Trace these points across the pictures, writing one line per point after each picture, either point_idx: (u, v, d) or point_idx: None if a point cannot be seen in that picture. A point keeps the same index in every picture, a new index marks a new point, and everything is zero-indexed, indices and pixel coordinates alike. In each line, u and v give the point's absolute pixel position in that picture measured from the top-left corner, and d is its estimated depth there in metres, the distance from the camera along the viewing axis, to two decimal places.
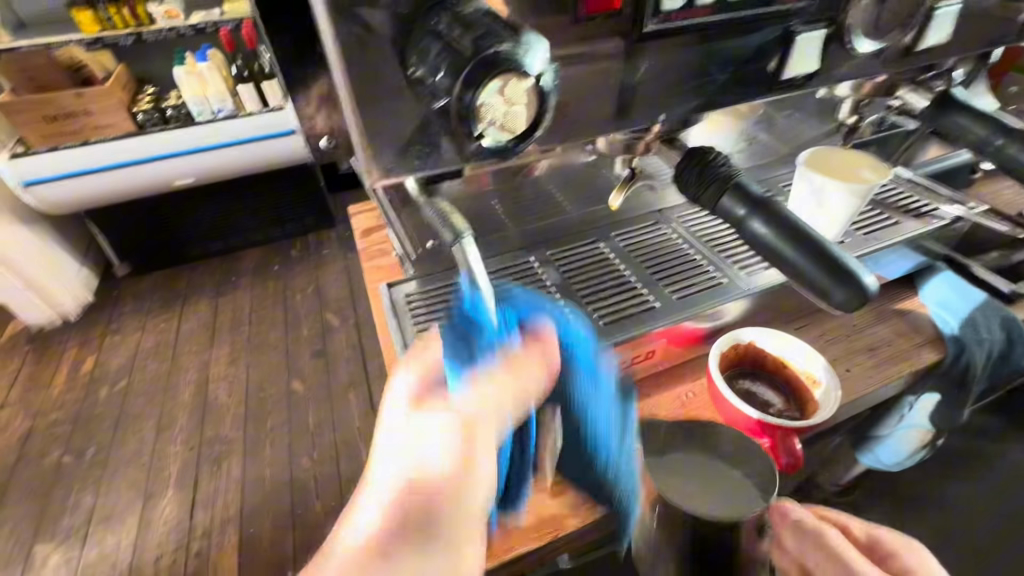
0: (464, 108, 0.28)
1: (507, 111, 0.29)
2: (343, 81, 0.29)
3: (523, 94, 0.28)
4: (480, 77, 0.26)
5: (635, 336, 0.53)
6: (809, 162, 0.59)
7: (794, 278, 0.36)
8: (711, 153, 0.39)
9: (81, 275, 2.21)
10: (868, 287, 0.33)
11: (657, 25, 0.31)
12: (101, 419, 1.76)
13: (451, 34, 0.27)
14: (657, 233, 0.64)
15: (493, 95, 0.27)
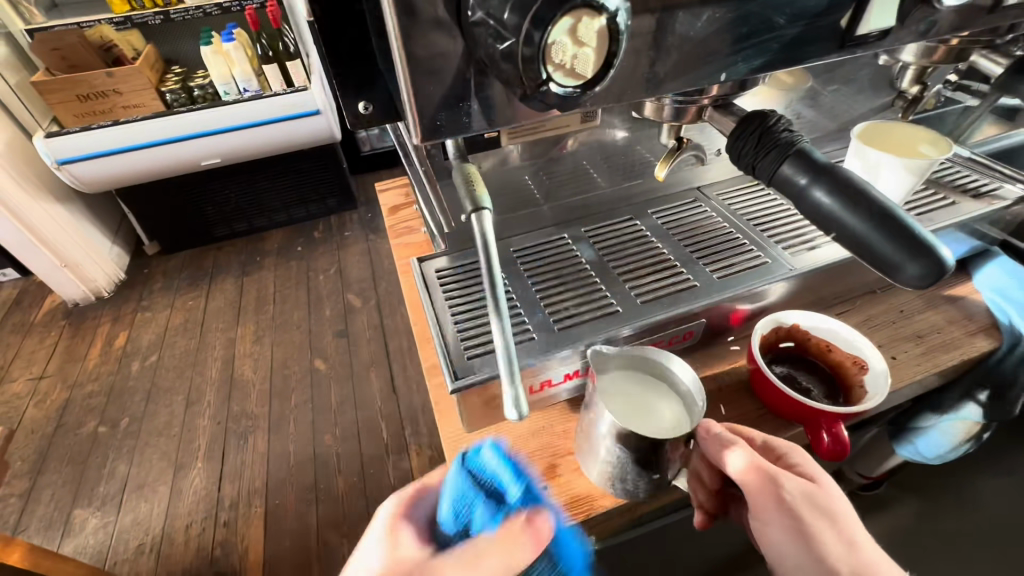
0: (529, 49, 0.24)
1: (576, 53, 0.25)
2: (392, 24, 0.27)
3: (595, 37, 0.25)
4: (552, 12, 0.23)
5: (672, 316, 0.51)
6: (865, 136, 0.56)
7: (855, 248, 0.34)
8: (770, 118, 0.37)
9: (113, 253, 2.27)
10: (943, 262, 0.32)
11: None
12: (134, 391, 1.82)
13: None
14: (696, 211, 0.61)
15: (562, 37, 0.24)
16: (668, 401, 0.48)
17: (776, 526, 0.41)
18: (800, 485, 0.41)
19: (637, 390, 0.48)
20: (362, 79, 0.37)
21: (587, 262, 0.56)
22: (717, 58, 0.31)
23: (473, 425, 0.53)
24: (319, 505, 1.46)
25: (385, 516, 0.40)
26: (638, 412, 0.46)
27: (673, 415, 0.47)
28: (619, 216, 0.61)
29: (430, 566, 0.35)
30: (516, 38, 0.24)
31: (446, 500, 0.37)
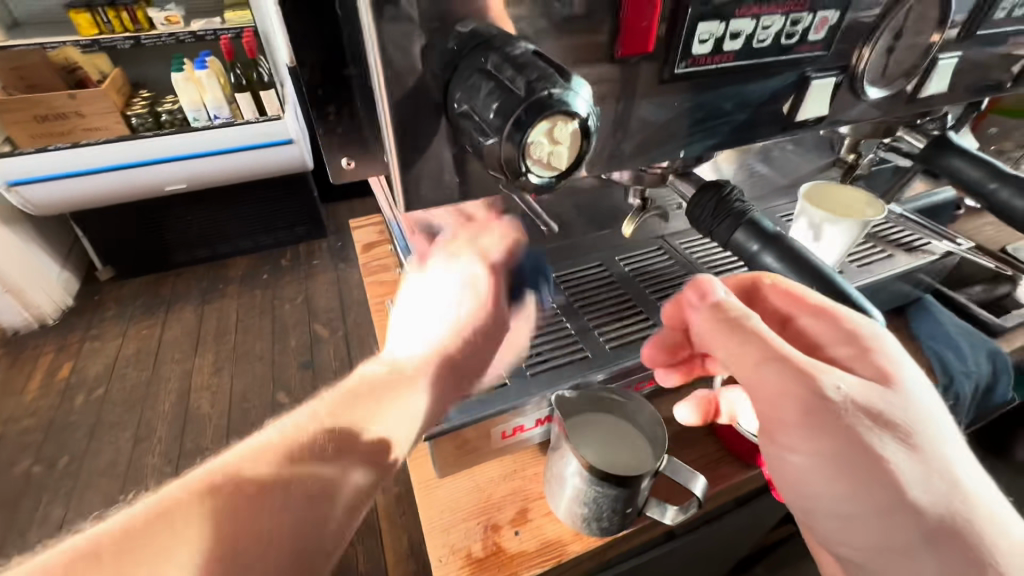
0: (509, 149, 0.25)
1: (552, 150, 0.27)
2: (387, 111, 0.29)
3: (570, 136, 0.26)
4: (531, 119, 0.24)
5: (639, 362, 0.53)
6: (809, 195, 0.61)
7: None
8: (726, 188, 0.41)
9: (62, 278, 2.17)
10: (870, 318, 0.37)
11: (685, 67, 0.31)
12: (76, 427, 1.73)
13: (504, 75, 0.25)
14: (661, 259, 0.65)
15: (539, 138, 0.26)
16: (630, 444, 0.49)
17: (820, 450, 0.33)
18: (847, 387, 0.33)
19: (603, 434, 0.49)
20: (343, 136, 0.39)
21: (557, 307, 0.58)
22: (676, 135, 0.35)
23: (445, 472, 0.53)
24: None
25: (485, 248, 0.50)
26: (604, 456, 0.48)
27: (642, 460, 0.47)
28: (589, 262, 0.64)
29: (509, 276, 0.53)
30: (497, 138, 0.25)
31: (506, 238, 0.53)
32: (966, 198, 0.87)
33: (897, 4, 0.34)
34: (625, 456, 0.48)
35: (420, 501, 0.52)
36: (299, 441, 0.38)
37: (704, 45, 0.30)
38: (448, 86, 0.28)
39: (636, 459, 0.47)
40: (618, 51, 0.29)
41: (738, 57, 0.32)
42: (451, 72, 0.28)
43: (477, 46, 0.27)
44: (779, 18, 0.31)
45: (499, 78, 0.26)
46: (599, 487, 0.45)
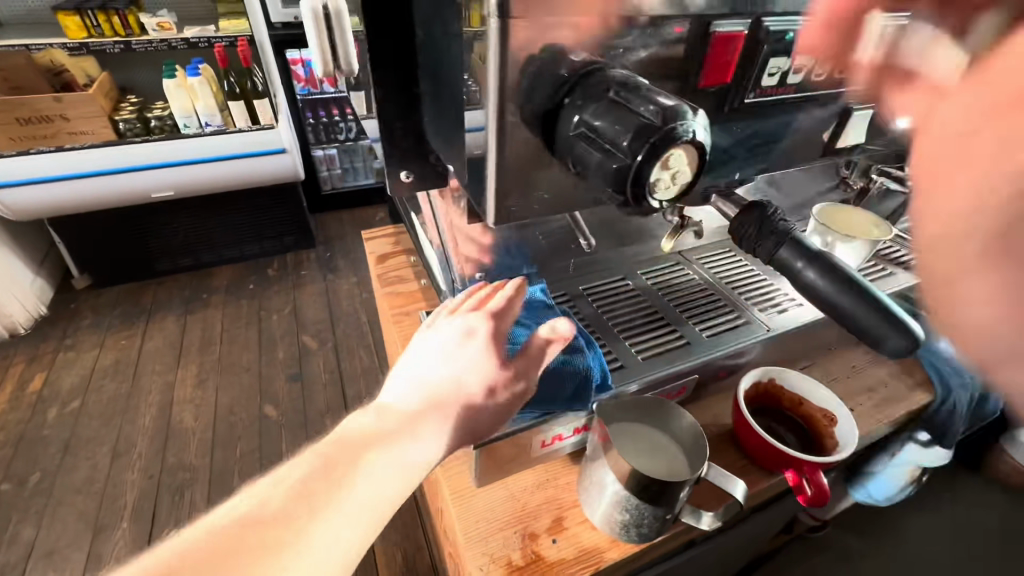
0: (641, 175, 0.26)
1: (670, 174, 0.28)
2: (495, 124, 0.28)
3: (687, 164, 0.28)
4: (665, 148, 0.26)
5: (671, 373, 0.55)
6: (820, 216, 0.65)
7: (845, 324, 0.40)
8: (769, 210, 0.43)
9: (35, 285, 2.08)
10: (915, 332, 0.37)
11: (754, 97, 0.34)
12: (48, 442, 1.66)
13: (633, 102, 0.27)
14: (682, 275, 0.67)
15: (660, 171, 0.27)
16: (665, 453, 0.50)
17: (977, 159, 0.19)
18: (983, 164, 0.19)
19: (645, 443, 0.50)
20: (405, 149, 0.40)
21: (587, 319, 0.60)
22: (727, 162, 0.37)
23: (483, 481, 0.53)
24: None
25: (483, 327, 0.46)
26: (644, 461, 0.49)
27: (680, 467, 0.49)
28: (612, 275, 0.66)
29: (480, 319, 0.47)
30: (630, 162, 0.26)
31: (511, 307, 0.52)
32: None
33: None
34: (663, 463, 0.49)
35: (457, 509, 0.53)
36: (271, 517, 0.30)
37: (771, 78, 0.33)
38: (554, 116, 0.28)
39: (674, 468, 0.49)
40: (701, 82, 0.32)
41: (796, 90, 0.35)
42: (561, 100, 0.28)
43: (595, 75, 0.28)
44: None
45: (623, 108, 0.27)
46: (639, 494, 0.46)
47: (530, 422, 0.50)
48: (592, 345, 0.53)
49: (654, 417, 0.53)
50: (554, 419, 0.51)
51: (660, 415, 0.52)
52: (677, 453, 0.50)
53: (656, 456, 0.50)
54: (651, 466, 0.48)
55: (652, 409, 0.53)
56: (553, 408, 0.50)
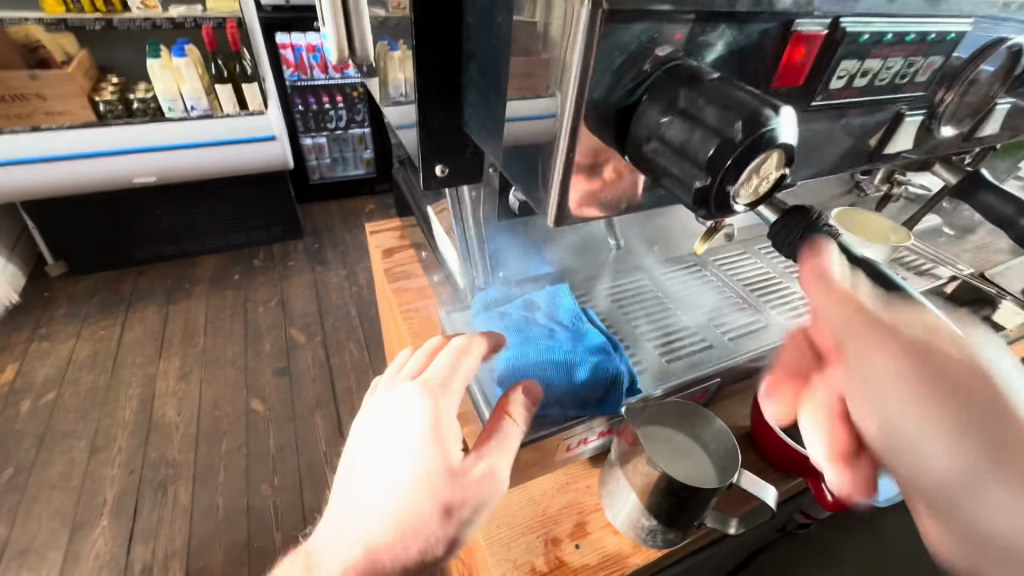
0: (725, 187, 0.24)
1: (756, 186, 0.26)
2: (567, 119, 0.26)
3: (775, 170, 0.26)
4: (752, 159, 0.24)
5: (698, 376, 0.54)
6: (838, 220, 0.65)
7: None
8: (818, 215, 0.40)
9: (7, 272, 2.00)
10: None
11: (821, 100, 0.33)
12: (22, 436, 1.60)
13: (709, 107, 0.25)
14: (703, 278, 0.67)
15: (753, 172, 0.25)
16: (693, 460, 0.48)
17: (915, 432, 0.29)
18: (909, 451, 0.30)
19: (673, 443, 0.49)
20: (444, 143, 0.39)
21: (611, 320, 0.59)
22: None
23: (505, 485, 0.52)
24: (251, 563, 1.36)
25: (424, 406, 0.41)
26: (666, 460, 0.47)
27: (704, 467, 0.48)
28: (631, 275, 0.65)
29: (424, 395, 0.42)
30: (716, 175, 0.24)
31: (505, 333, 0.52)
32: (971, 226, 0.92)
33: (981, 54, 0.37)
34: (685, 469, 0.47)
35: None
36: None
37: (839, 81, 0.33)
38: (631, 113, 0.27)
39: (701, 470, 0.47)
40: (774, 84, 0.31)
41: (861, 93, 0.35)
42: (639, 97, 0.27)
43: (677, 71, 0.26)
44: (900, 60, 0.35)
45: (704, 117, 0.25)
46: (669, 502, 0.45)
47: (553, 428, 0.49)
48: (617, 346, 0.53)
49: (676, 417, 0.51)
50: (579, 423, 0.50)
51: (683, 416, 0.51)
52: (699, 454, 0.49)
53: (679, 458, 0.48)
54: (678, 470, 0.46)
55: (676, 412, 0.51)
56: (578, 411, 0.49)
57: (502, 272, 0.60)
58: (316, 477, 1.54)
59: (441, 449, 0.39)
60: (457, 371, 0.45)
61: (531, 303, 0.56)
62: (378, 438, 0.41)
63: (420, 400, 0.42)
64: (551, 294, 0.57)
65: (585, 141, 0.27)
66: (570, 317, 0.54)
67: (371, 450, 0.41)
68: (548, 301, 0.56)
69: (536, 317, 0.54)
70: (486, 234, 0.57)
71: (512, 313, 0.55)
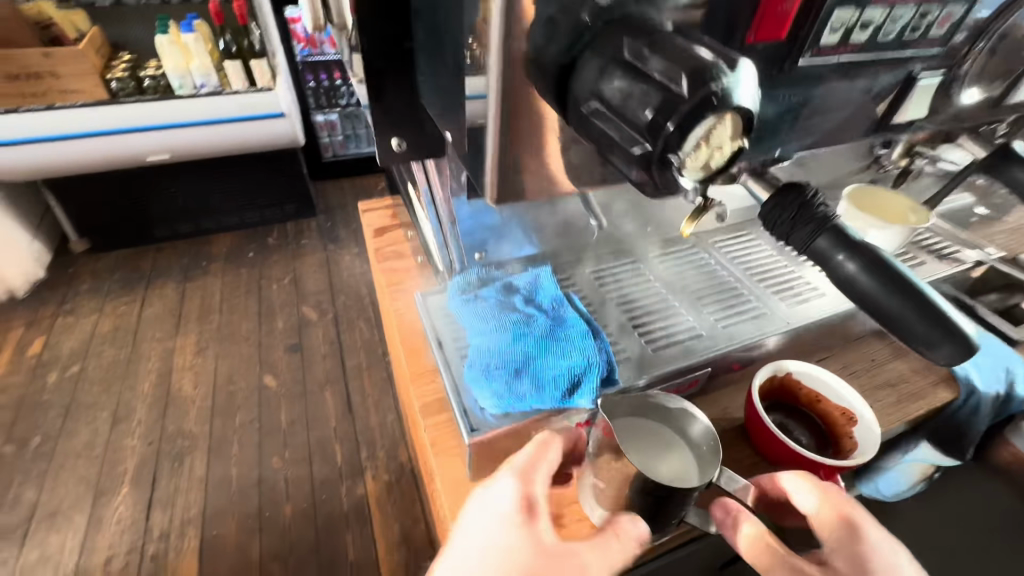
0: (664, 154, 0.22)
1: (706, 156, 0.24)
2: (495, 81, 0.25)
3: (729, 138, 0.23)
4: (697, 120, 0.21)
5: (684, 365, 0.51)
6: (852, 198, 0.60)
7: (895, 332, 0.34)
8: (810, 192, 0.36)
9: (34, 249, 2.06)
10: (971, 339, 0.32)
11: (810, 58, 0.30)
12: (49, 406, 1.67)
13: (651, 61, 0.22)
14: (699, 261, 0.63)
15: (699, 137, 0.22)
16: (671, 455, 0.46)
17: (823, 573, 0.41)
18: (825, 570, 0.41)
19: (651, 440, 0.46)
20: (398, 115, 0.36)
21: (595, 304, 0.56)
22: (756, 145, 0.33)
23: (477, 474, 0.51)
24: (262, 533, 1.41)
25: (515, 489, 0.41)
26: (648, 461, 0.45)
27: (683, 466, 0.45)
28: (623, 257, 0.61)
29: (513, 477, 0.42)
30: (655, 140, 0.22)
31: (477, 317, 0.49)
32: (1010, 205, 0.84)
33: (1009, 5, 0.32)
34: (670, 468, 0.45)
35: (450, 502, 0.51)
36: None
37: (831, 35, 0.29)
38: (568, 71, 0.25)
39: (681, 472, 0.45)
40: (750, 37, 0.28)
41: (859, 50, 0.31)
42: (578, 53, 0.25)
43: (621, 21, 0.24)
44: (908, 10, 0.30)
45: (648, 71, 0.23)
46: (646, 506, 0.43)
47: (523, 418, 0.44)
48: (597, 333, 0.49)
49: (656, 413, 0.48)
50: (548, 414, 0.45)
51: (664, 413, 0.48)
52: (680, 453, 0.46)
53: (657, 456, 0.46)
54: (657, 471, 0.44)
55: (656, 411, 0.48)
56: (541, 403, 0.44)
57: (478, 253, 0.57)
58: (326, 453, 1.57)
59: (527, 526, 0.40)
60: (544, 452, 0.44)
61: (510, 287, 0.53)
62: (477, 528, 0.40)
63: (510, 482, 0.42)
64: (531, 280, 0.54)
65: (519, 105, 0.25)
66: (549, 302, 0.51)
67: (470, 544, 0.40)
68: (527, 286, 0.53)
69: (513, 301, 0.51)
70: (457, 211, 0.54)
71: (487, 296, 0.51)
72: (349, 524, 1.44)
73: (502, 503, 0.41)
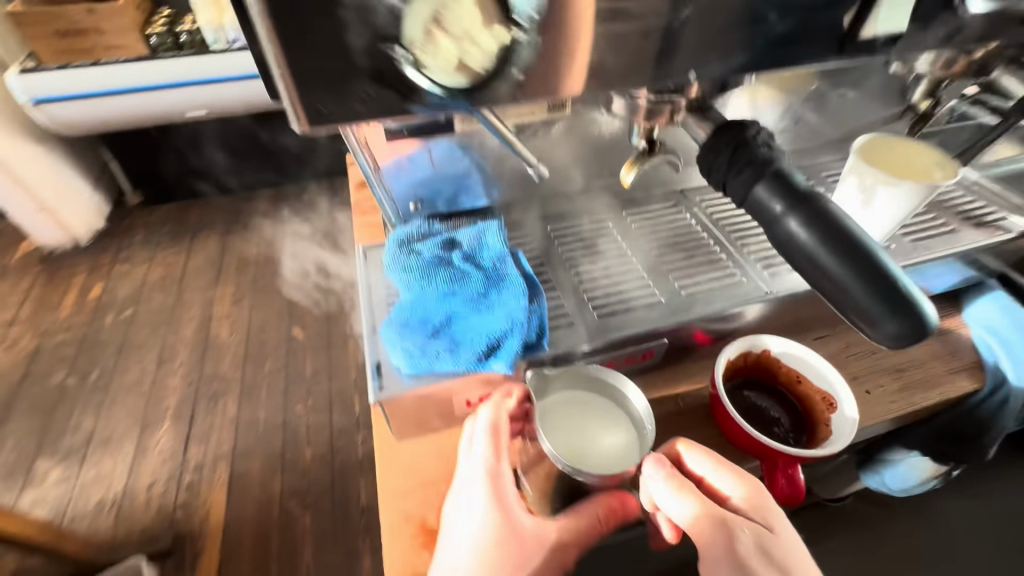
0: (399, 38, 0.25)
1: (451, 42, 0.26)
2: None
3: (472, 29, 0.26)
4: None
5: (633, 334, 0.47)
6: (865, 147, 0.50)
7: (839, 307, 0.27)
8: (753, 131, 0.30)
9: (95, 201, 2.18)
10: (928, 320, 0.25)
11: None
12: (106, 346, 1.81)
13: None
14: (678, 220, 0.57)
15: (422, 17, 0.25)
16: (617, 429, 0.44)
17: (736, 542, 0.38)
18: (750, 533, 0.38)
19: (591, 415, 0.44)
20: None
21: (549, 267, 0.51)
22: (651, 57, 0.29)
23: (406, 433, 0.49)
24: (283, 473, 1.49)
25: (486, 481, 0.42)
26: (588, 440, 0.43)
27: (619, 442, 0.43)
28: (592, 217, 0.57)
29: (485, 470, 0.42)
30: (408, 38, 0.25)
31: (408, 275, 0.46)
32: None
33: None
34: (612, 445, 0.43)
35: (378, 462, 0.48)
36: None
37: None
38: None
39: (618, 456, 0.42)
40: None
41: None
42: None
43: None
44: None
45: None
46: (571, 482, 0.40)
47: (438, 380, 0.41)
48: (536, 295, 0.45)
49: (603, 387, 0.46)
50: (465, 380, 0.42)
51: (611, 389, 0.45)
52: (620, 424, 0.44)
53: (594, 428, 0.43)
54: (586, 449, 0.42)
55: (602, 382, 0.46)
56: (457, 366, 0.41)
57: (411, 202, 0.53)
58: (347, 403, 1.63)
59: (508, 516, 0.41)
60: (505, 438, 0.44)
61: (451, 243, 0.49)
62: (457, 522, 0.42)
63: (483, 476, 0.42)
64: (478, 233, 0.50)
65: None
66: (490, 260, 0.48)
67: (453, 535, 0.42)
68: (469, 245, 0.49)
69: (450, 255, 0.48)
70: (384, 166, 0.49)
71: (421, 253, 0.48)
72: (364, 471, 1.50)
73: (477, 496, 0.42)
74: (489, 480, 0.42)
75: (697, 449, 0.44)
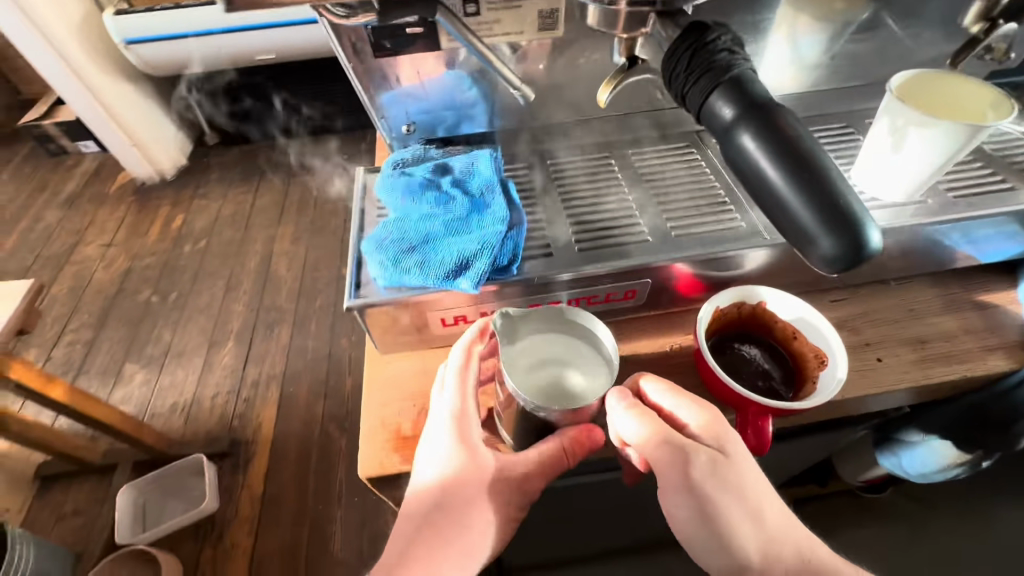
0: None
1: None
2: None
3: None
4: None
5: (614, 268, 0.45)
6: (905, 83, 0.45)
7: (785, 224, 0.29)
8: (709, 34, 0.31)
9: (178, 137, 2.23)
10: (868, 241, 0.27)
11: None
12: (184, 270, 1.89)
13: None
14: (688, 160, 0.54)
15: None
16: (593, 370, 0.42)
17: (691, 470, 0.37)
18: (703, 459, 0.37)
19: (561, 356, 0.43)
20: None
21: (541, 198, 0.51)
22: None
23: (390, 348, 0.52)
24: (326, 399, 1.53)
25: (453, 409, 0.43)
26: (555, 377, 0.41)
27: (593, 379, 0.42)
28: (595, 152, 0.55)
29: (452, 399, 0.43)
30: None
31: (401, 197, 0.48)
32: None
33: None
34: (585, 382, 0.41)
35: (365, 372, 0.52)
36: None
37: None
38: None
39: (590, 388, 0.41)
40: None
41: None
42: None
43: None
44: None
45: None
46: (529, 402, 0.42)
47: (410, 293, 0.44)
48: (517, 223, 0.46)
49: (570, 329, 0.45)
50: (436, 295, 0.44)
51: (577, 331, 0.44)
52: (591, 362, 0.43)
53: (565, 365, 0.42)
54: (561, 387, 0.41)
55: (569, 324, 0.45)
56: (426, 281, 0.43)
57: (406, 125, 0.54)
58: None
59: (471, 445, 0.42)
60: (472, 369, 0.44)
61: (445, 169, 0.51)
62: (428, 449, 0.43)
63: (450, 403, 0.43)
64: (471, 165, 0.51)
65: None
66: (478, 187, 0.49)
67: (422, 461, 0.43)
68: (461, 171, 0.50)
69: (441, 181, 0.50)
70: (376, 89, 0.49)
71: (413, 177, 0.50)
72: None
73: (443, 423, 0.43)
74: (455, 409, 0.43)
75: (657, 381, 0.43)
